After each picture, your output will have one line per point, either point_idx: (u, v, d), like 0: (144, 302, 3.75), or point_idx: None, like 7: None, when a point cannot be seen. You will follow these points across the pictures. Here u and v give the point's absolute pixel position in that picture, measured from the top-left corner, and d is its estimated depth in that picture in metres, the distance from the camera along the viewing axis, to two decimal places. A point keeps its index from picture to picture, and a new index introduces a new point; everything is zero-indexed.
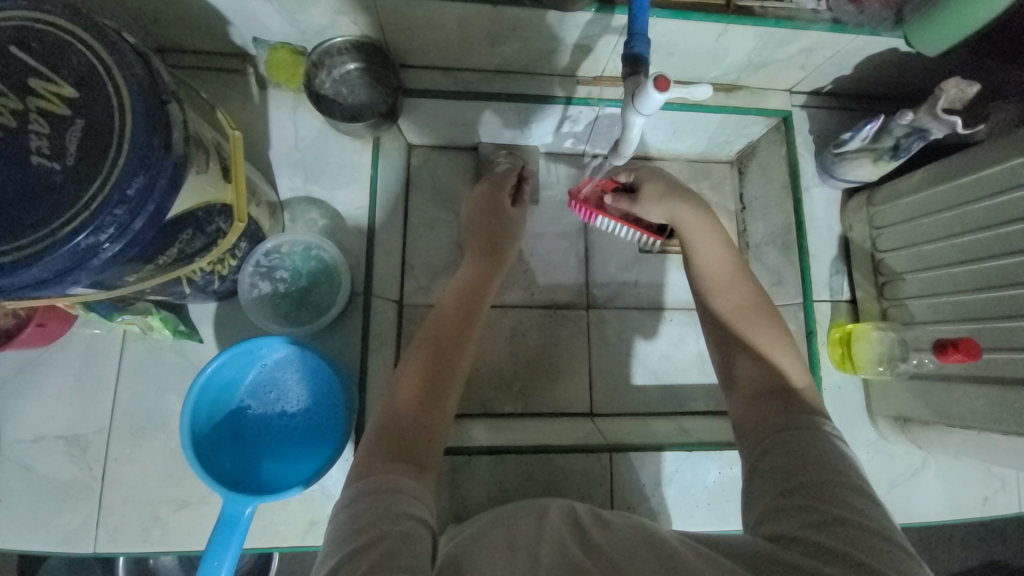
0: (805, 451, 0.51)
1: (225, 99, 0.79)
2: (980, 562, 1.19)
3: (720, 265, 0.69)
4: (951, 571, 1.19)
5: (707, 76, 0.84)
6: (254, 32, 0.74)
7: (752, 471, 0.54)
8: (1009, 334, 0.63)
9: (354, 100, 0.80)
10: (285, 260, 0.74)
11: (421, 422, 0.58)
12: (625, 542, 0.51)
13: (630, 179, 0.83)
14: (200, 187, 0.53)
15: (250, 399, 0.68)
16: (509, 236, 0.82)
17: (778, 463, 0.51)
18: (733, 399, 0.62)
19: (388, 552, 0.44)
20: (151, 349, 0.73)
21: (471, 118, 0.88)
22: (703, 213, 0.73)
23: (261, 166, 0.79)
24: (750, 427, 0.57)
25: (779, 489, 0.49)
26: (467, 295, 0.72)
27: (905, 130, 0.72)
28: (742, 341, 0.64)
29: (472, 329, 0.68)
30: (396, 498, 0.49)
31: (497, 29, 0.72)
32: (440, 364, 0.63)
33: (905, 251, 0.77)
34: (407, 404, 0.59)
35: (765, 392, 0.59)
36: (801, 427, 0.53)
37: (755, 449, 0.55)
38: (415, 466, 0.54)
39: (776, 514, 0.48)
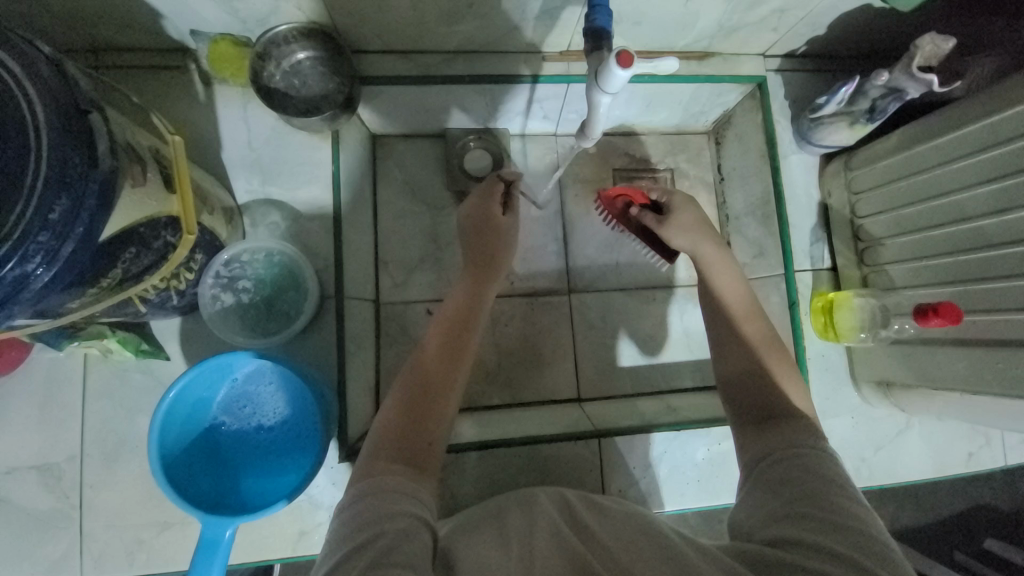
0: (812, 467, 0.50)
1: (169, 100, 0.74)
2: (968, 506, 1.23)
3: (735, 297, 0.70)
4: (941, 517, 1.23)
5: (677, 44, 0.81)
6: (191, 25, 0.68)
7: (751, 481, 0.53)
8: (989, 295, 0.62)
9: (308, 93, 0.75)
10: (247, 268, 0.70)
11: (421, 424, 0.57)
12: (623, 531, 0.50)
13: (664, 200, 0.82)
14: (136, 198, 0.49)
15: (224, 416, 0.66)
16: (503, 238, 0.74)
17: (780, 474, 0.51)
18: (739, 419, 0.60)
19: (388, 549, 0.43)
20: (116, 371, 0.70)
21: (436, 103, 0.84)
22: (725, 253, 0.74)
23: (214, 169, 0.75)
24: (753, 444, 0.56)
25: (782, 499, 0.48)
26: (461, 298, 0.69)
27: (881, 91, 0.70)
28: (753, 363, 0.64)
29: (470, 332, 0.66)
30: (394, 498, 0.49)
31: (452, 5, 0.68)
32: (440, 368, 0.62)
33: (883, 216, 0.76)
34: (405, 407, 0.58)
35: (767, 419, 0.58)
36: (804, 447, 0.52)
37: (755, 461, 0.54)
38: (415, 466, 0.54)
39: (775, 520, 0.46)
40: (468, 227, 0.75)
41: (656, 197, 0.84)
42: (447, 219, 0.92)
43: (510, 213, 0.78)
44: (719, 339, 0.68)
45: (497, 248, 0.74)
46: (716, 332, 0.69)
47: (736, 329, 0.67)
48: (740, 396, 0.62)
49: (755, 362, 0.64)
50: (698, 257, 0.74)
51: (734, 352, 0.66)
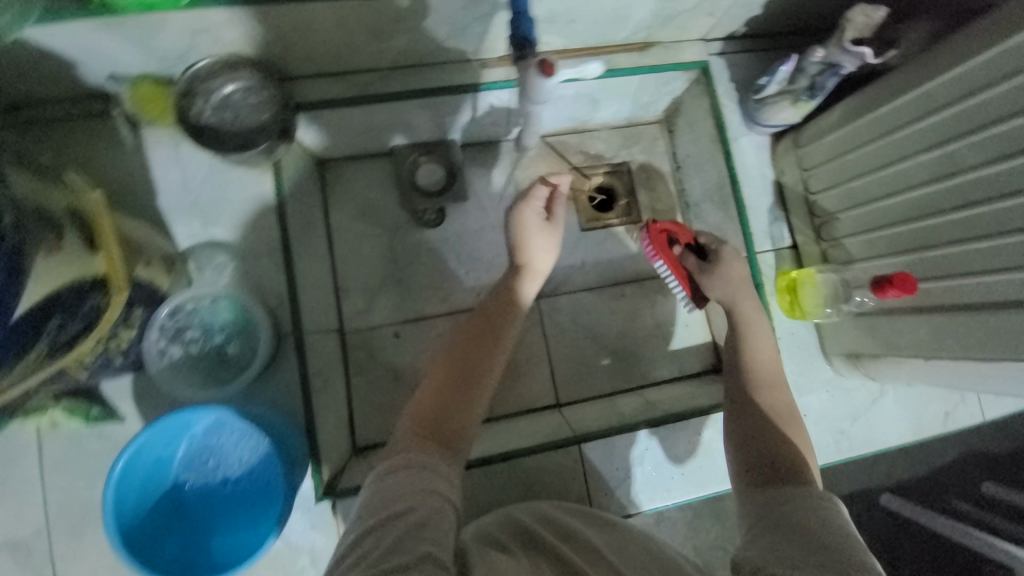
0: (822, 516, 0.49)
1: (95, 150, 0.71)
2: (961, 453, 1.25)
3: (767, 366, 0.70)
4: (936, 467, 1.25)
5: (616, 37, 0.80)
6: (107, 70, 0.65)
7: (762, 521, 0.52)
8: (943, 262, 0.63)
9: (241, 125, 0.71)
10: (194, 317, 0.68)
11: (456, 413, 0.62)
12: (634, 561, 0.53)
13: (711, 247, 0.78)
14: (50, 267, 0.47)
15: (187, 473, 0.64)
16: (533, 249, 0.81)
17: (792, 519, 0.50)
18: (749, 473, 0.60)
19: (420, 523, 0.47)
20: (71, 439, 0.67)
21: (379, 122, 0.82)
22: (762, 317, 0.73)
23: (152, 217, 0.72)
24: (761, 494, 0.56)
25: (795, 542, 0.47)
26: (490, 305, 0.76)
27: (819, 68, 0.70)
28: (764, 425, 0.64)
29: (502, 340, 0.72)
30: (427, 475, 0.52)
31: (379, 21, 0.66)
32: (473, 364, 0.67)
33: (834, 191, 0.76)
34: (441, 397, 0.63)
35: (775, 474, 0.58)
36: (813, 499, 0.52)
37: (766, 506, 0.53)
38: (446, 450, 0.57)
39: (786, 557, 0.45)
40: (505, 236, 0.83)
41: (704, 241, 0.80)
42: (405, 238, 0.90)
43: (552, 227, 0.83)
44: (737, 404, 0.68)
45: (527, 251, 0.80)
46: (733, 400, 0.68)
47: (755, 400, 0.67)
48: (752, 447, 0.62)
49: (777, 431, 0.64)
50: (737, 317, 0.73)
51: (747, 416, 0.66)
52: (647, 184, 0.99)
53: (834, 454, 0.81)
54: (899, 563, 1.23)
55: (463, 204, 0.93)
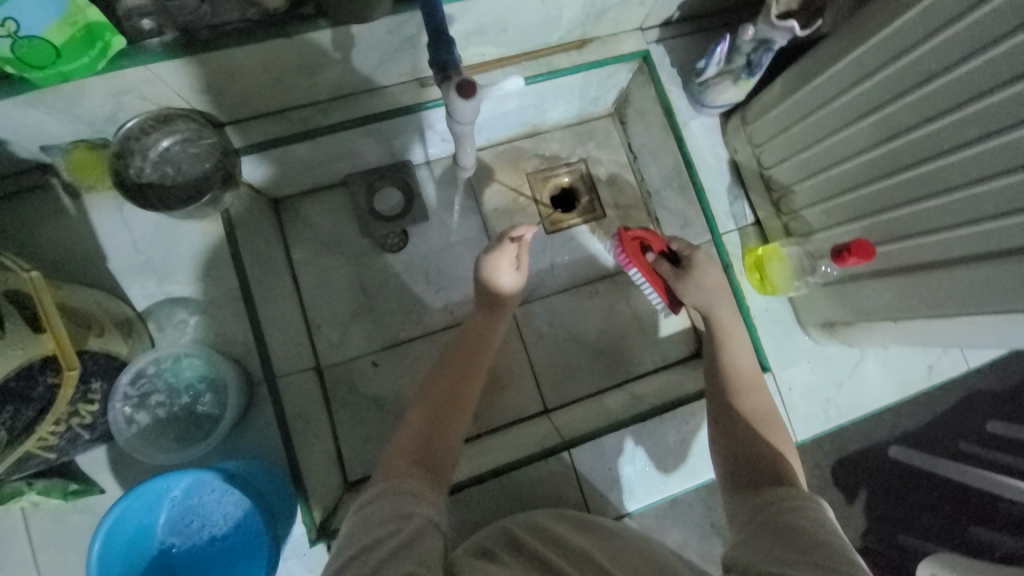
0: (807, 517, 0.50)
1: (38, 224, 0.70)
2: (962, 398, 1.25)
3: (746, 371, 0.71)
4: (939, 416, 1.24)
5: (551, 39, 0.79)
6: (38, 142, 0.64)
7: (754, 525, 0.52)
8: (896, 224, 0.63)
9: (185, 177, 0.71)
10: (156, 380, 0.67)
11: (438, 436, 0.62)
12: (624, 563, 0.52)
13: (685, 252, 0.77)
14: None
15: (172, 537, 0.63)
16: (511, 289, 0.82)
17: (784, 523, 0.50)
18: (736, 480, 0.60)
19: (404, 544, 0.46)
20: (53, 518, 0.66)
21: (327, 154, 0.81)
22: (739, 323, 0.74)
23: (106, 283, 0.71)
24: (748, 499, 0.56)
25: (789, 544, 0.47)
26: (473, 334, 0.76)
27: (752, 45, 0.70)
28: (747, 430, 0.65)
29: (479, 364, 0.72)
30: (408, 498, 0.52)
31: (306, 57, 0.65)
32: (459, 394, 0.67)
33: (786, 164, 0.76)
34: (424, 423, 0.64)
35: (762, 477, 0.58)
36: (798, 500, 0.53)
37: (756, 510, 0.54)
38: (432, 476, 0.57)
39: (782, 558, 0.45)
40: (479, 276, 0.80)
41: (676, 248, 0.78)
42: (370, 265, 0.89)
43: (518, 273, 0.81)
44: (718, 409, 0.68)
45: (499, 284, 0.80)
46: (716, 406, 0.69)
47: (737, 404, 0.67)
48: (736, 452, 0.63)
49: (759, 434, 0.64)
50: (713, 321, 0.74)
51: (729, 423, 0.66)
52: (606, 178, 0.98)
53: (824, 423, 0.81)
54: (913, 516, 1.23)
55: (424, 223, 0.92)
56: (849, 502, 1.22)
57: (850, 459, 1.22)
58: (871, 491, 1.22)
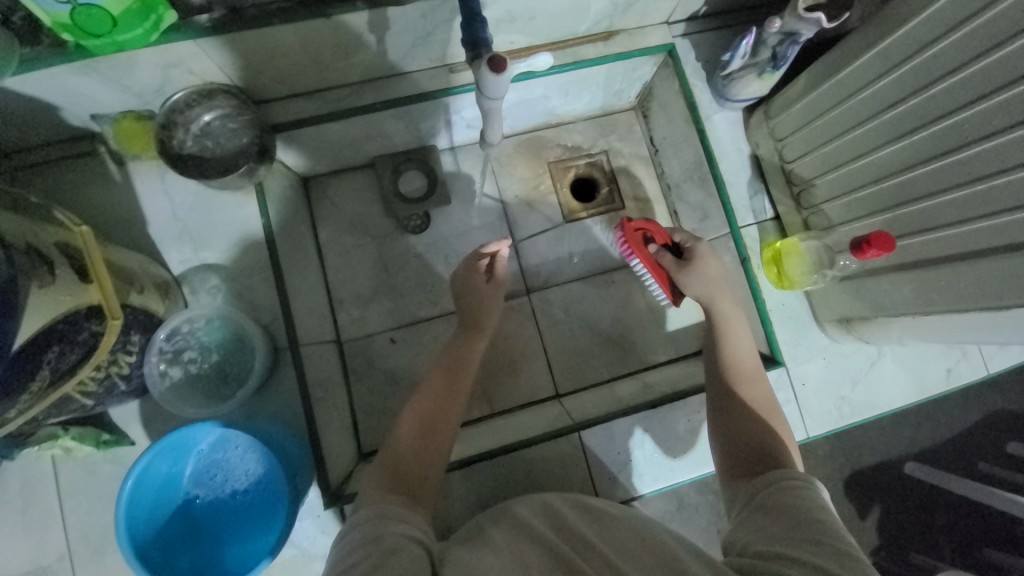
0: (803, 497, 0.51)
1: (86, 188, 0.74)
2: (984, 415, 1.22)
3: (745, 360, 0.71)
4: (959, 431, 1.22)
5: (578, 30, 0.81)
6: (90, 110, 0.68)
7: (753, 505, 0.53)
8: (917, 218, 0.63)
9: (221, 152, 0.74)
10: (191, 339, 0.71)
11: (421, 456, 0.61)
12: (618, 535, 0.52)
13: (687, 245, 0.78)
14: (35, 300, 0.49)
15: (196, 489, 0.66)
16: (493, 298, 0.79)
17: (781, 502, 0.51)
18: (734, 466, 0.60)
19: (378, 564, 0.46)
20: (86, 466, 0.69)
21: (356, 135, 0.84)
22: (741, 312, 0.74)
23: (144, 247, 0.75)
24: (745, 484, 0.57)
25: (783, 523, 0.48)
26: (452, 352, 0.74)
27: (779, 38, 0.71)
28: (746, 416, 0.65)
29: (465, 380, 0.70)
30: (386, 521, 0.51)
31: (343, 38, 0.68)
32: (442, 412, 0.66)
33: (808, 158, 0.77)
34: (410, 440, 0.63)
35: (759, 461, 0.59)
36: (794, 480, 0.53)
37: (754, 490, 0.54)
38: (412, 503, 0.56)
39: (776, 540, 0.46)
40: (459, 286, 0.80)
41: (679, 240, 0.79)
42: (393, 246, 0.92)
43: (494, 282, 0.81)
44: (718, 396, 0.68)
45: (482, 296, 0.79)
46: (716, 396, 0.69)
47: (737, 395, 0.67)
48: (734, 440, 0.63)
49: (759, 421, 0.64)
50: (715, 318, 0.74)
51: (728, 411, 0.66)
52: (627, 171, 0.99)
53: (836, 420, 0.80)
54: (928, 532, 1.20)
55: (446, 208, 0.94)
56: (862, 513, 1.20)
57: (864, 470, 1.21)
58: (885, 504, 1.20)
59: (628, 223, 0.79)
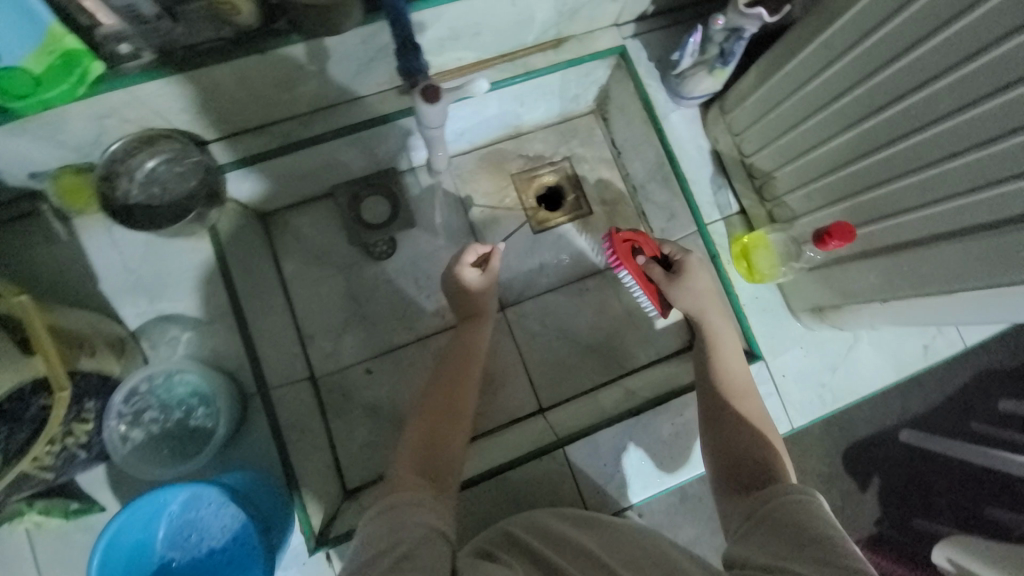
0: (805, 511, 0.50)
1: (30, 249, 0.71)
2: (971, 376, 1.23)
3: (739, 375, 0.70)
4: (948, 395, 1.23)
5: (527, 40, 0.79)
6: (26, 169, 0.66)
7: (751, 523, 0.52)
8: (875, 205, 0.63)
9: (172, 197, 0.72)
10: (150, 398, 0.68)
11: (436, 450, 0.61)
12: (619, 546, 0.52)
13: (677, 257, 0.76)
14: None
15: (171, 552, 0.64)
16: (484, 299, 0.78)
17: (782, 517, 0.50)
18: (732, 484, 0.60)
19: (403, 559, 0.45)
20: (56, 538, 0.67)
21: (311, 167, 0.82)
22: (731, 326, 0.74)
23: (98, 304, 0.72)
24: (744, 502, 0.56)
25: (786, 539, 0.47)
26: (461, 344, 0.74)
27: (724, 34, 0.71)
28: (741, 432, 0.64)
29: (471, 372, 0.70)
30: (413, 509, 0.50)
31: (283, 71, 0.66)
32: (451, 405, 0.66)
33: (766, 151, 0.77)
34: (421, 435, 0.62)
35: (756, 479, 0.58)
36: (793, 492, 0.52)
37: (754, 507, 0.54)
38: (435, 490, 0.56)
39: (779, 555, 0.45)
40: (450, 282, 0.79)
41: (667, 252, 0.77)
42: (361, 274, 0.90)
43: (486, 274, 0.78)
44: (711, 411, 0.68)
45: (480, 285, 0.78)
46: (708, 411, 0.68)
47: (731, 408, 0.66)
48: (730, 458, 0.62)
49: (754, 436, 0.63)
50: (706, 329, 0.73)
51: (723, 426, 0.65)
52: (591, 176, 0.99)
53: (819, 409, 0.80)
54: (929, 501, 1.21)
55: (412, 229, 0.93)
56: (862, 488, 1.20)
57: (858, 446, 1.21)
58: (883, 478, 1.21)
59: (618, 236, 0.74)
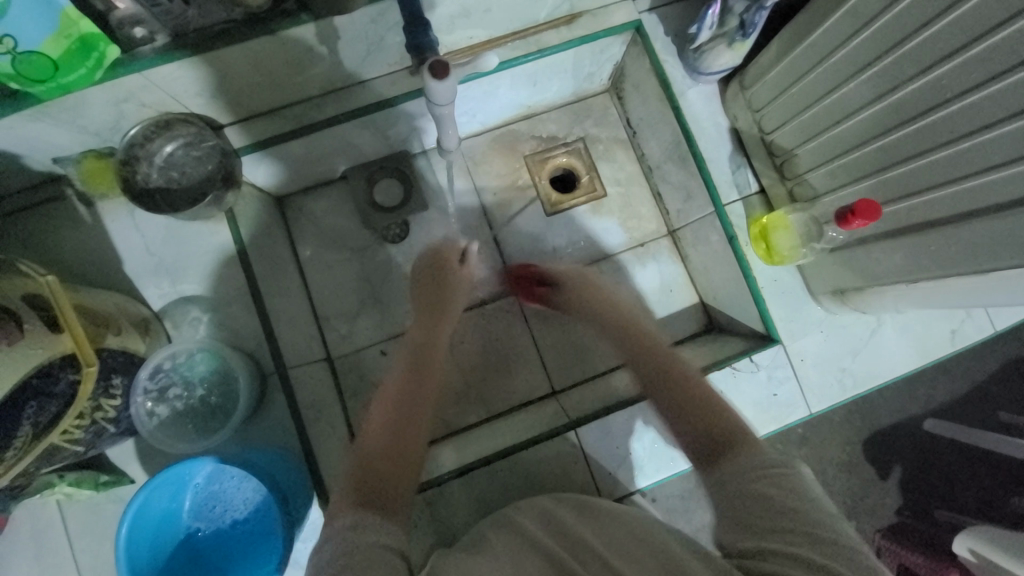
0: (785, 481, 0.49)
1: (57, 232, 0.74)
2: (1001, 363, 1.19)
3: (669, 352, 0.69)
4: (975, 382, 1.19)
5: (539, 16, 0.77)
6: (50, 154, 0.68)
7: (733, 495, 0.51)
8: (903, 183, 0.61)
9: (189, 182, 0.73)
10: (175, 376, 0.71)
11: (400, 444, 0.58)
12: (616, 537, 0.51)
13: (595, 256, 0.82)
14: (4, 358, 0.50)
15: (198, 521, 0.68)
16: (454, 285, 0.79)
17: (759, 489, 0.49)
18: (696, 453, 0.57)
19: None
20: (89, 508, 0.70)
21: (324, 150, 0.82)
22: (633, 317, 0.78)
23: (122, 286, 0.75)
24: (719, 474, 0.53)
25: (767, 514, 0.47)
26: (418, 342, 0.71)
27: (744, 5, 0.68)
28: (688, 399, 0.61)
29: (432, 364, 0.68)
30: (367, 532, 0.47)
31: (294, 53, 0.66)
32: (415, 396, 0.63)
33: (788, 127, 0.74)
34: (380, 430, 0.59)
35: (716, 444, 0.56)
36: (770, 462, 0.51)
37: (729, 479, 0.52)
38: (387, 508, 0.52)
39: (767, 535, 0.46)
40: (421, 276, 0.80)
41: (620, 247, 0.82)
42: (374, 258, 0.91)
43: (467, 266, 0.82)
44: (652, 385, 0.64)
45: (450, 280, 0.79)
46: (653, 385, 0.64)
47: (672, 380, 0.64)
48: (688, 431, 0.59)
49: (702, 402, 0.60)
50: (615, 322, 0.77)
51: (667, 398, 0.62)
52: (605, 157, 0.97)
53: (838, 394, 0.78)
54: (953, 491, 1.18)
55: (425, 213, 0.93)
56: (881, 476, 1.18)
57: (880, 433, 1.18)
58: (904, 466, 1.18)
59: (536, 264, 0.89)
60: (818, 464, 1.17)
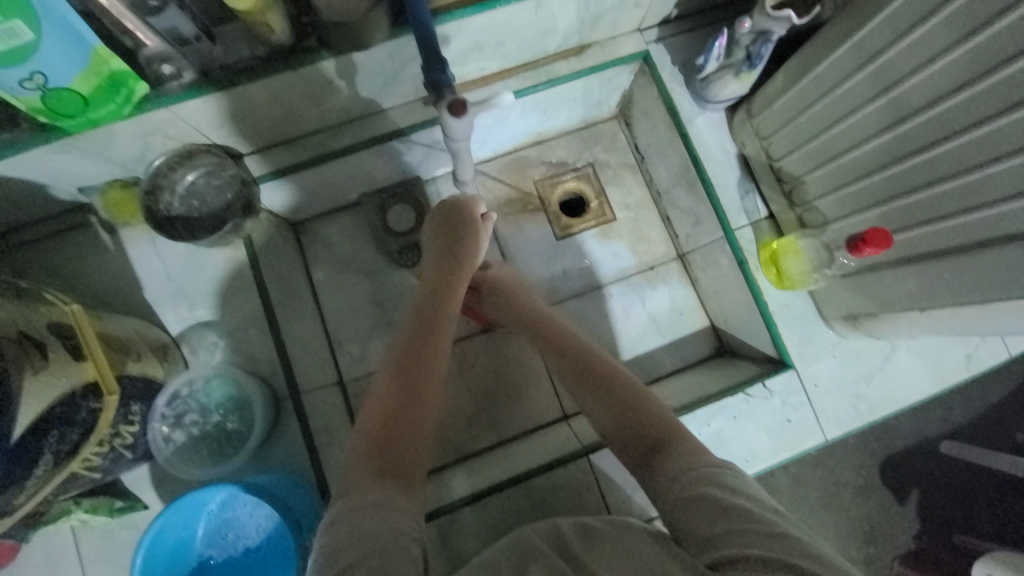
0: (723, 480, 0.53)
1: (81, 258, 0.76)
2: (1017, 385, 1.17)
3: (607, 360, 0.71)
4: (992, 405, 1.17)
5: (549, 48, 0.80)
6: (77, 184, 0.70)
7: (671, 496, 0.54)
8: (913, 211, 0.61)
9: (209, 209, 0.74)
10: (192, 402, 0.72)
11: (411, 418, 0.57)
12: (612, 557, 0.52)
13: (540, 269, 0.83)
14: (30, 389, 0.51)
15: (210, 548, 0.67)
16: (470, 236, 0.75)
17: (693, 490, 0.53)
18: (634, 455, 0.61)
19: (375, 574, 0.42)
20: (102, 534, 0.70)
21: (339, 178, 0.84)
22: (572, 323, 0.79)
23: (142, 311, 0.77)
24: (657, 475, 0.57)
25: (712, 513, 0.50)
26: (422, 302, 0.68)
27: (751, 37, 0.70)
28: (629, 403, 0.65)
29: (443, 325, 0.66)
30: (380, 515, 0.47)
31: (313, 87, 0.68)
32: (424, 363, 0.62)
33: (796, 155, 0.75)
34: (385, 405, 0.58)
35: (649, 447, 0.60)
36: (706, 463, 0.55)
37: (665, 480, 0.56)
38: (403, 485, 0.51)
39: (719, 536, 0.48)
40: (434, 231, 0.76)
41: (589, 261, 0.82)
42: (386, 281, 0.92)
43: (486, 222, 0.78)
44: (589, 394, 0.68)
45: (470, 234, 0.75)
46: (587, 395, 0.68)
47: (608, 387, 0.67)
48: (620, 434, 0.63)
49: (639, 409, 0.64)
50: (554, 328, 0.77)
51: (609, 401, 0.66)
52: (614, 182, 0.98)
53: (853, 420, 0.77)
54: (975, 518, 1.15)
55: None
56: (898, 502, 1.15)
57: (896, 457, 1.16)
58: (922, 492, 1.15)
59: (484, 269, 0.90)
60: (834, 490, 1.15)
